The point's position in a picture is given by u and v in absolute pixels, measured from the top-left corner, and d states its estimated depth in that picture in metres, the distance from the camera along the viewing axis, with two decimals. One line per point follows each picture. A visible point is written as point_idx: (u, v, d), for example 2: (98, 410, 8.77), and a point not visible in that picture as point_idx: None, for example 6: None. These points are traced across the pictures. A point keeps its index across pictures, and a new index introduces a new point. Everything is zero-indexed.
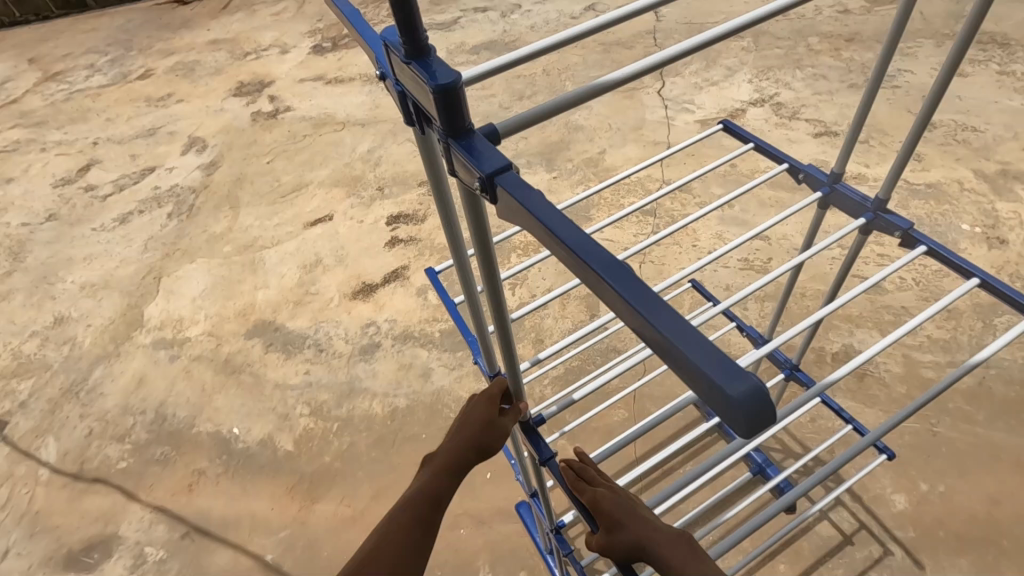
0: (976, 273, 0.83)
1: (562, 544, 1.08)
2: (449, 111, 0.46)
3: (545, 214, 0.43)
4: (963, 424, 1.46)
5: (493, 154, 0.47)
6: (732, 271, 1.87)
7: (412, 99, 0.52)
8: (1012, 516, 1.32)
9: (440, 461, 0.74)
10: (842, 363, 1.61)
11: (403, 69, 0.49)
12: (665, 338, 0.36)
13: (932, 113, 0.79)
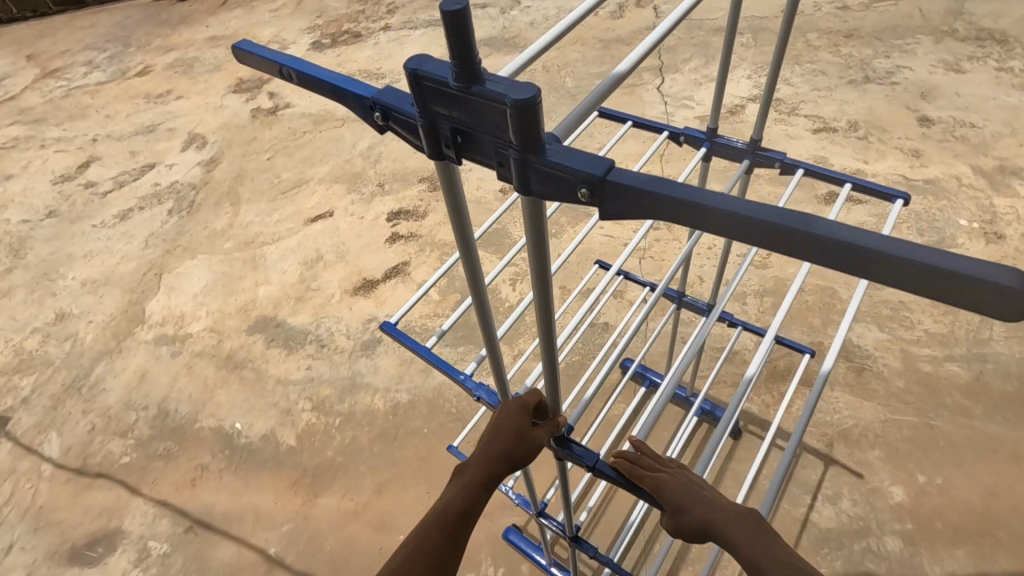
0: (847, 180, 0.99)
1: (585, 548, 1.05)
2: (528, 129, 0.43)
3: (679, 190, 0.42)
4: (961, 418, 1.47)
5: (582, 156, 0.45)
6: (731, 266, 1.88)
7: (454, 126, 0.48)
8: (1009, 507, 1.33)
9: (471, 474, 0.70)
10: (841, 358, 1.62)
11: (453, 96, 0.45)
12: (897, 256, 0.36)
13: (782, 54, 0.90)
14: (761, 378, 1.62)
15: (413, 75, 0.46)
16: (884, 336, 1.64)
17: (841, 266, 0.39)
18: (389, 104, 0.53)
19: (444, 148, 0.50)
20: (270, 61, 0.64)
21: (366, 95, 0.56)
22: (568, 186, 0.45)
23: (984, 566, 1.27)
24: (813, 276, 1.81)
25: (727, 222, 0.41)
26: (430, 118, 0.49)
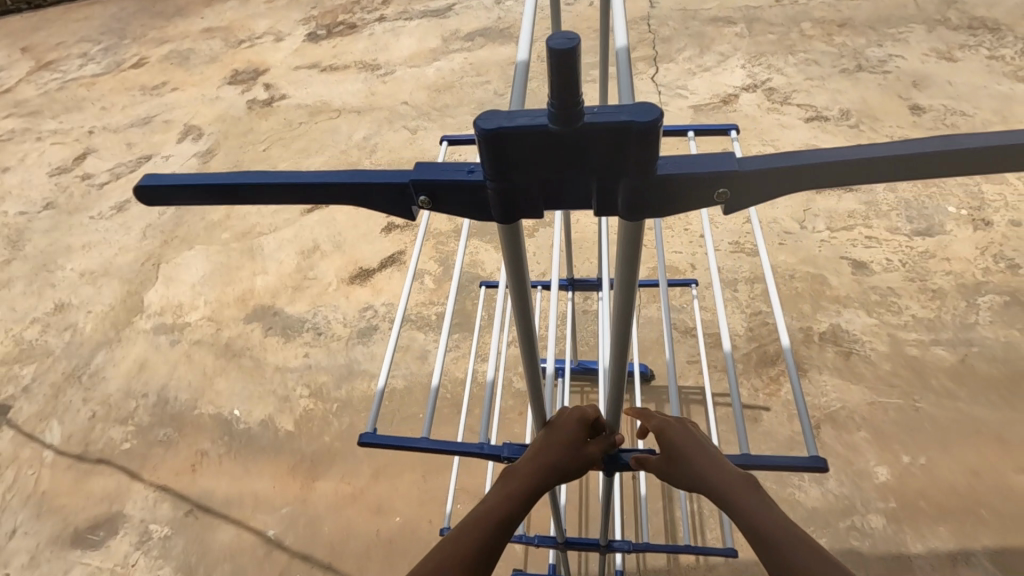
0: (688, 130, 1.07)
1: (619, 544, 1.07)
2: (646, 152, 0.40)
3: (798, 159, 0.42)
4: (946, 400, 1.50)
5: (699, 161, 0.42)
6: (722, 254, 1.90)
7: (543, 176, 0.42)
8: (990, 486, 1.36)
9: (515, 483, 0.72)
10: (829, 342, 1.65)
11: (552, 139, 0.40)
12: (1001, 146, 0.41)
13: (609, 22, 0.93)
14: (751, 363, 1.65)
15: (492, 136, 0.39)
16: (872, 321, 1.67)
17: (958, 169, 0.42)
18: (431, 180, 0.46)
19: (521, 205, 0.45)
20: (213, 189, 0.50)
21: (394, 180, 0.48)
22: (698, 192, 0.43)
23: (965, 543, 1.30)
24: (803, 263, 1.83)
25: (858, 171, 0.42)
26: (507, 178, 0.43)
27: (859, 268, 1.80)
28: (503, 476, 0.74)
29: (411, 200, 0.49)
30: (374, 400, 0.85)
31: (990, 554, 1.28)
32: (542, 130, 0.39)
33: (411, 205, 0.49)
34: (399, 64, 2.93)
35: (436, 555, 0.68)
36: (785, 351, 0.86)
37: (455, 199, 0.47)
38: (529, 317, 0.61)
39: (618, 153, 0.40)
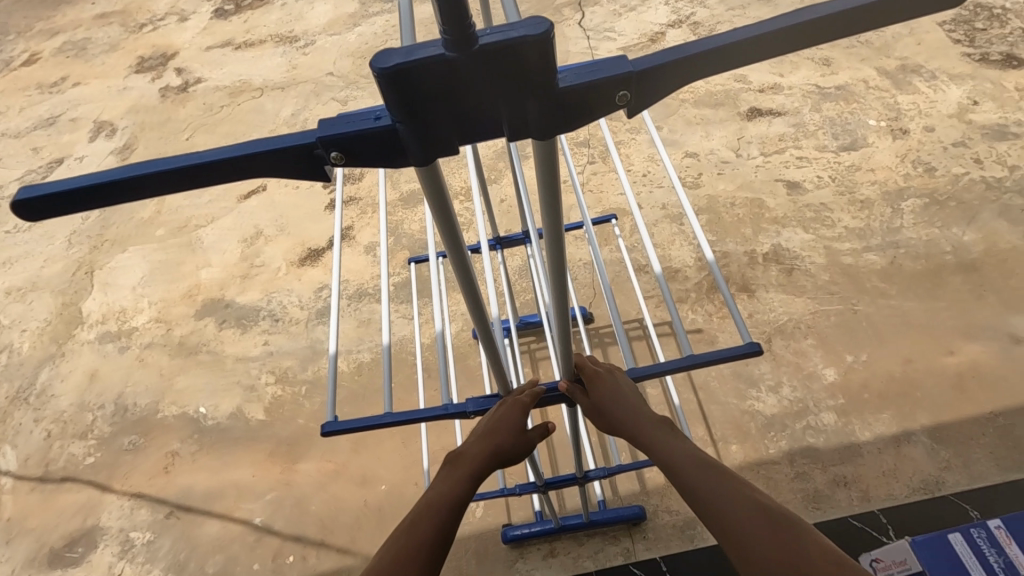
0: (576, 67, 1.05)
1: (595, 472, 1.13)
2: (545, 67, 0.40)
3: (686, 50, 0.43)
4: (879, 300, 1.62)
5: (598, 66, 0.43)
6: (666, 190, 1.96)
7: (449, 107, 0.41)
8: (923, 371, 1.49)
9: (467, 465, 0.78)
10: (773, 262, 1.74)
11: (449, 69, 0.39)
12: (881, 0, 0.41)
13: None
14: (703, 290, 1.72)
15: (391, 73, 0.38)
16: (809, 237, 1.77)
17: (843, 30, 0.43)
18: (340, 133, 0.44)
19: (433, 142, 0.44)
20: (97, 190, 0.46)
21: (301, 141, 0.45)
22: (599, 100, 0.43)
23: (906, 424, 1.42)
24: (741, 191, 1.91)
25: (747, 49, 0.43)
26: (416, 119, 0.42)
27: (793, 188, 1.88)
28: (451, 463, 0.80)
29: (323, 160, 0.46)
30: (329, 390, 0.82)
31: (928, 430, 1.41)
32: (438, 59, 0.38)
33: (325, 165, 0.47)
34: (318, 34, 2.79)
35: (396, 543, 0.71)
36: (714, 269, 0.94)
37: (370, 151, 0.44)
38: (471, 274, 0.61)
39: (520, 73, 0.40)
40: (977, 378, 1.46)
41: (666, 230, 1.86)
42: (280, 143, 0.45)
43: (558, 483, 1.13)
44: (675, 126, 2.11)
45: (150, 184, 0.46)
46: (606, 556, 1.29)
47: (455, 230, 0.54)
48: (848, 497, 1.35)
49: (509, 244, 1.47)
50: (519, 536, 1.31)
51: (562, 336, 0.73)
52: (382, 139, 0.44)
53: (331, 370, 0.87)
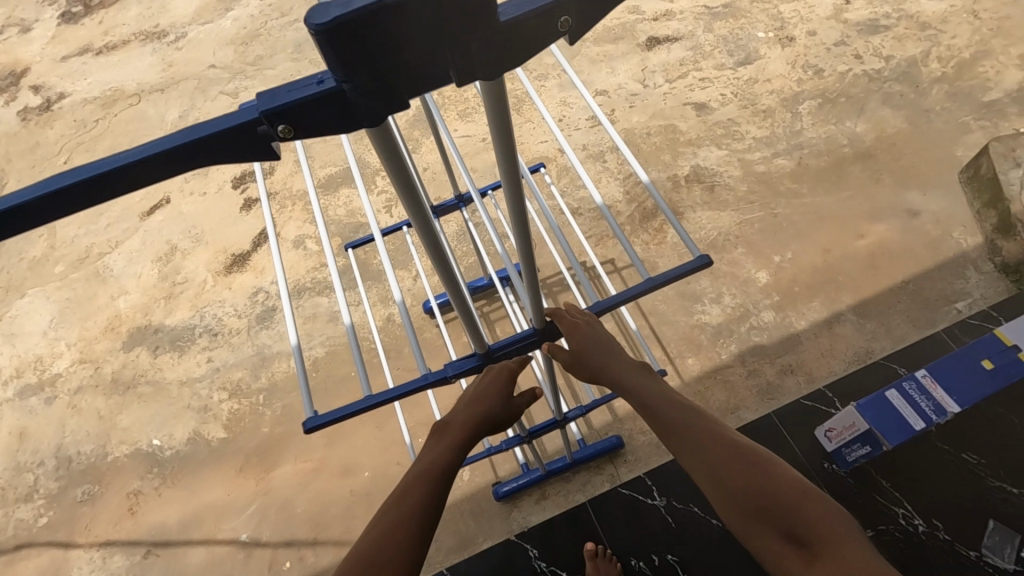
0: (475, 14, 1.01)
1: (570, 413, 1.17)
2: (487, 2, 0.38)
3: None
4: (794, 200, 1.74)
5: None
6: (584, 132, 1.99)
7: (394, 57, 0.39)
8: (841, 257, 1.63)
9: (454, 434, 0.79)
10: (694, 183, 1.82)
11: (389, 16, 0.36)
12: None
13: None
14: (636, 221, 1.78)
15: (329, 29, 0.36)
16: (723, 153, 1.86)
17: None
18: (281, 104, 0.42)
19: (383, 97, 0.42)
20: (46, 201, 0.45)
21: (241, 120, 0.43)
22: (542, 30, 0.43)
23: (835, 307, 1.56)
24: (654, 120, 1.97)
25: None
26: (362, 76, 0.40)
27: (700, 109, 1.96)
28: (439, 434, 0.80)
29: (270, 137, 0.44)
30: (302, 386, 0.80)
31: (853, 309, 1.55)
32: (376, 8, 0.36)
33: (270, 141, 0.45)
34: (188, 24, 2.56)
35: (389, 514, 0.71)
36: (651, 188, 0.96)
37: (319, 115, 0.43)
38: (438, 239, 0.60)
39: (462, 10, 0.38)
40: (886, 254, 1.61)
41: (591, 169, 1.90)
42: (218, 126, 0.44)
43: (538, 432, 1.17)
44: (581, 66, 2.12)
45: (94, 188, 0.45)
46: (595, 489, 1.35)
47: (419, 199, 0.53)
48: (796, 382, 1.47)
49: (444, 210, 1.43)
50: (510, 490, 1.35)
51: (531, 286, 0.74)
52: (328, 103, 0.42)
53: (299, 364, 0.84)
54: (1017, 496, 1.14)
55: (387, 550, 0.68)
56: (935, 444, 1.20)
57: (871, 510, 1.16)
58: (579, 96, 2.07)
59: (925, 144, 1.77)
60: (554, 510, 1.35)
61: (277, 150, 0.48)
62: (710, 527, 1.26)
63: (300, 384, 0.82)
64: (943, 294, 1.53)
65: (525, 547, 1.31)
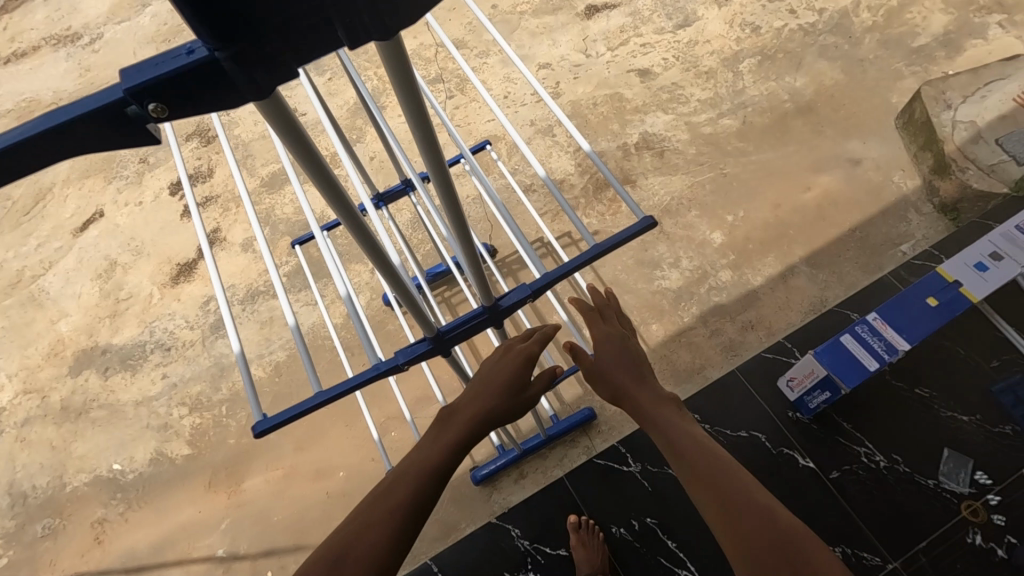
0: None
1: None
2: None
3: None
4: (742, 158, 1.76)
5: None
6: (530, 107, 1.96)
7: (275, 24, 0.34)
8: (791, 211, 1.66)
9: (464, 418, 0.75)
10: (644, 150, 1.82)
11: None
12: None
13: None
14: (590, 193, 1.77)
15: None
16: (670, 118, 1.86)
17: None
18: (149, 80, 0.37)
19: (272, 72, 0.37)
20: None
21: (105, 99, 0.38)
22: None
23: (788, 261, 1.59)
24: (599, 90, 1.96)
25: None
26: (242, 49, 0.34)
27: (644, 75, 1.95)
28: (444, 423, 0.76)
29: (144, 117, 0.39)
30: (250, 395, 0.75)
31: (805, 260, 1.59)
32: None
33: (144, 123, 0.40)
34: (103, 24, 2.40)
35: (376, 501, 0.68)
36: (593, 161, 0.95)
37: (190, 93, 0.37)
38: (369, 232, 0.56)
39: None
40: (833, 204, 1.65)
41: (541, 145, 1.88)
42: (82, 109, 0.39)
43: None
44: (522, 40, 2.08)
45: None
46: (571, 462, 1.36)
47: (340, 191, 0.49)
48: (757, 337, 1.51)
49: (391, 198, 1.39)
50: (488, 473, 1.35)
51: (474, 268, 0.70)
52: (207, 81, 0.36)
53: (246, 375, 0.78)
54: (968, 423, 1.20)
55: (370, 538, 0.64)
56: (889, 383, 1.25)
57: (835, 451, 1.20)
58: (522, 70, 2.04)
59: (862, 93, 1.81)
60: (533, 488, 1.35)
61: (158, 131, 0.43)
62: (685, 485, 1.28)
63: (248, 394, 0.77)
64: (888, 238, 1.58)
65: (507, 528, 1.31)
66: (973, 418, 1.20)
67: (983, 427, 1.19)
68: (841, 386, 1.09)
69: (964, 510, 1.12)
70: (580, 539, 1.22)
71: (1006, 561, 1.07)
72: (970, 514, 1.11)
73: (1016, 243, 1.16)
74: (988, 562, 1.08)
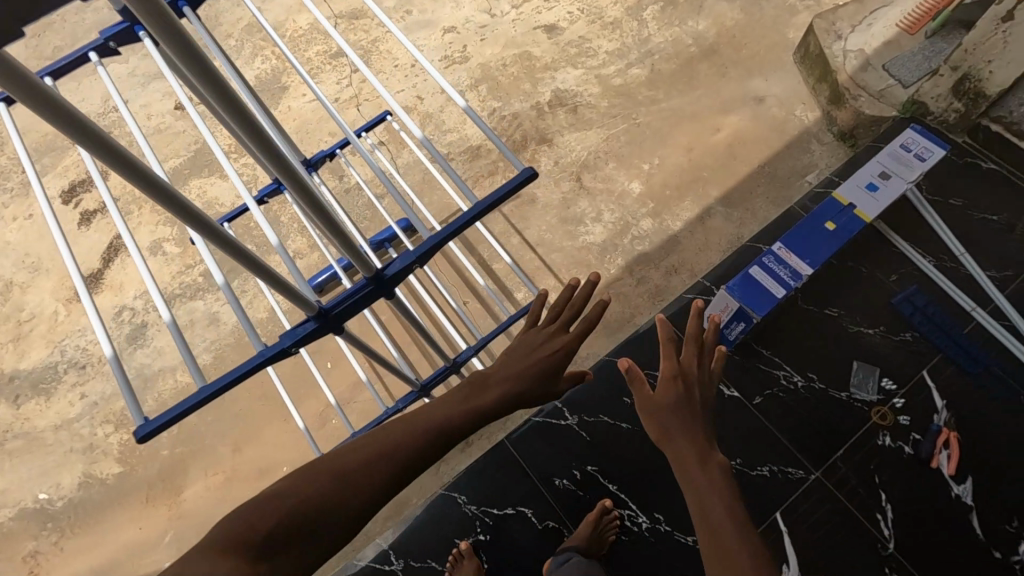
0: None
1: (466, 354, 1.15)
2: None
3: None
4: (653, 106, 1.78)
5: None
6: (439, 73, 1.91)
7: None
8: (703, 154, 1.70)
9: (495, 390, 0.83)
10: (557, 107, 1.81)
11: None
12: None
13: None
14: (508, 156, 1.75)
15: None
16: (580, 72, 1.86)
17: None
18: None
19: None
20: None
21: None
22: None
23: (704, 202, 1.63)
24: (508, 50, 1.92)
25: None
26: None
27: (550, 31, 1.93)
28: (474, 388, 0.83)
29: None
30: (129, 396, 0.68)
31: (721, 201, 1.63)
32: None
33: None
34: None
35: (389, 439, 0.71)
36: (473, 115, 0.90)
37: None
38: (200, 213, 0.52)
39: None
40: (742, 144, 1.70)
41: (453, 111, 1.84)
42: None
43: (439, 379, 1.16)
44: (424, 5, 2.02)
45: None
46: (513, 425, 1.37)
47: (134, 164, 0.45)
48: (681, 280, 1.55)
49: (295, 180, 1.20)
50: None
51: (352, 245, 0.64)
52: None
53: (126, 377, 0.71)
54: (873, 335, 1.28)
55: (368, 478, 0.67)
56: (802, 307, 1.31)
57: (756, 378, 1.25)
58: (427, 37, 1.98)
59: (761, 31, 1.85)
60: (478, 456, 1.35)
61: None
62: (620, 431, 1.24)
63: (125, 398, 0.70)
64: (794, 171, 1.64)
65: None
66: (878, 330, 1.28)
67: (887, 337, 1.27)
68: (749, 316, 1.15)
69: (874, 416, 1.20)
70: (596, 514, 1.12)
71: (913, 456, 1.16)
72: (879, 419, 1.20)
73: (902, 162, 1.23)
74: (897, 460, 1.16)
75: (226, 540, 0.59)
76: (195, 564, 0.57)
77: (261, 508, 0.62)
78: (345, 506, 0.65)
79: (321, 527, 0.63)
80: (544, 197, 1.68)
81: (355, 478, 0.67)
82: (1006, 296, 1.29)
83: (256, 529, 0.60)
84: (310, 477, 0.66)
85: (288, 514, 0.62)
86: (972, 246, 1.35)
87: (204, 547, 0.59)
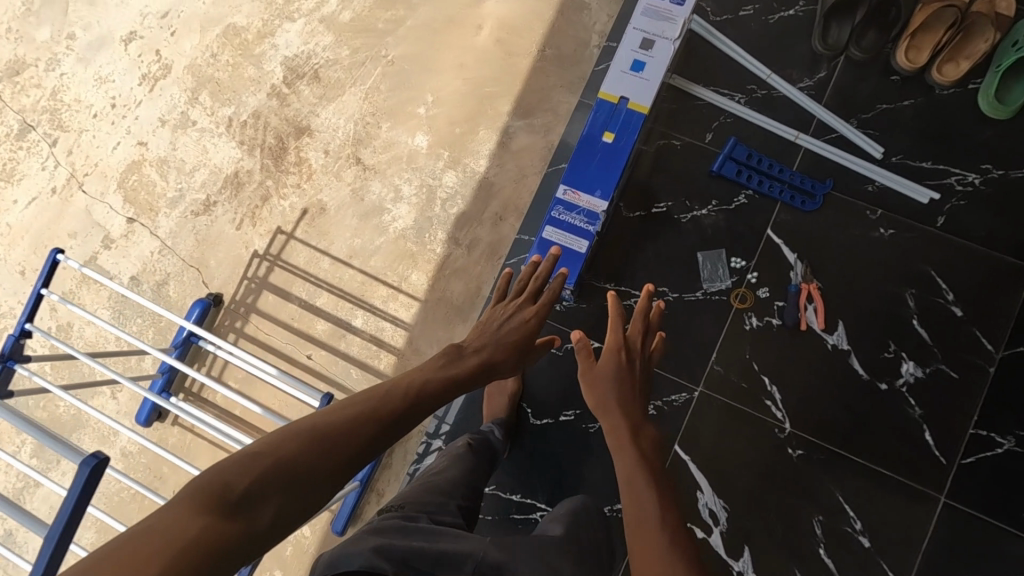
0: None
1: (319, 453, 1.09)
2: None
3: None
4: (398, 30, 1.45)
5: None
6: (148, 100, 1.53)
7: None
8: (475, 63, 1.42)
9: (471, 361, 0.88)
10: (295, 80, 1.48)
11: None
12: None
13: None
14: (271, 167, 1.46)
15: None
16: (300, 24, 1.49)
17: None
18: None
19: None
20: None
21: None
22: None
23: (500, 123, 1.40)
24: (208, 33, 1.53)
25: None
26: None
27: None
28: (449, 359, 0.87)
29: None
30: None
31: (515, 113, 1.39)
32: None
33: None
34: None
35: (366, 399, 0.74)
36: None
37: None
38: None
39: None
40: (511, 32, 1.41)
41: (187, 141, 1.50)
42: None
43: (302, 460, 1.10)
44: (85, 20, 1.58)
45: None
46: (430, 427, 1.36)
47: None
48: (510, 225, 1.36)
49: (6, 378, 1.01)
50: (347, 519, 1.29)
51: None
52: None
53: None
54: (707, 215, 1.15)
55: (347, 437, 0.68)
56: (630, 218, 1.16)
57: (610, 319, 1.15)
58: (109, 59, 1.56)
59: None
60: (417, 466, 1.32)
61: None
62: None
63: None
64: (578, 39, 1.39)
65: None
66: (711, 208, 1.15)
67: (722, 211, 1.14)
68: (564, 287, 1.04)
69: (736, 302, 1.12)
70: None
71: (783, 327, 1.10)
72: (740, 303, 1.11)
73: (661, 15, 1.01)
74: (768, 337, 1.10)
75: (202, 490, 0.56)
76: (170, 514, 0.53)
77: (241, 464, 0.60)
78: (323, 464, 0.64)
79: (297, 490, 0.61)
80: (332, 199, 1.43)
81: (334, 439, 0.66)
82: (826, 106, 1.14)
83: (232, 485, 0.57)
84: (288, 435, 0.64)
85: (263, 474, 0.60)
86: (779, 61, 1.16)
87: (179, 499, 0.55)
